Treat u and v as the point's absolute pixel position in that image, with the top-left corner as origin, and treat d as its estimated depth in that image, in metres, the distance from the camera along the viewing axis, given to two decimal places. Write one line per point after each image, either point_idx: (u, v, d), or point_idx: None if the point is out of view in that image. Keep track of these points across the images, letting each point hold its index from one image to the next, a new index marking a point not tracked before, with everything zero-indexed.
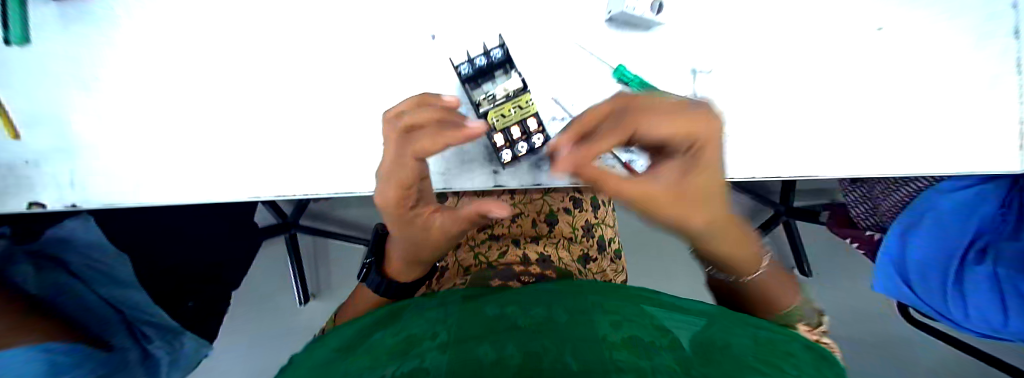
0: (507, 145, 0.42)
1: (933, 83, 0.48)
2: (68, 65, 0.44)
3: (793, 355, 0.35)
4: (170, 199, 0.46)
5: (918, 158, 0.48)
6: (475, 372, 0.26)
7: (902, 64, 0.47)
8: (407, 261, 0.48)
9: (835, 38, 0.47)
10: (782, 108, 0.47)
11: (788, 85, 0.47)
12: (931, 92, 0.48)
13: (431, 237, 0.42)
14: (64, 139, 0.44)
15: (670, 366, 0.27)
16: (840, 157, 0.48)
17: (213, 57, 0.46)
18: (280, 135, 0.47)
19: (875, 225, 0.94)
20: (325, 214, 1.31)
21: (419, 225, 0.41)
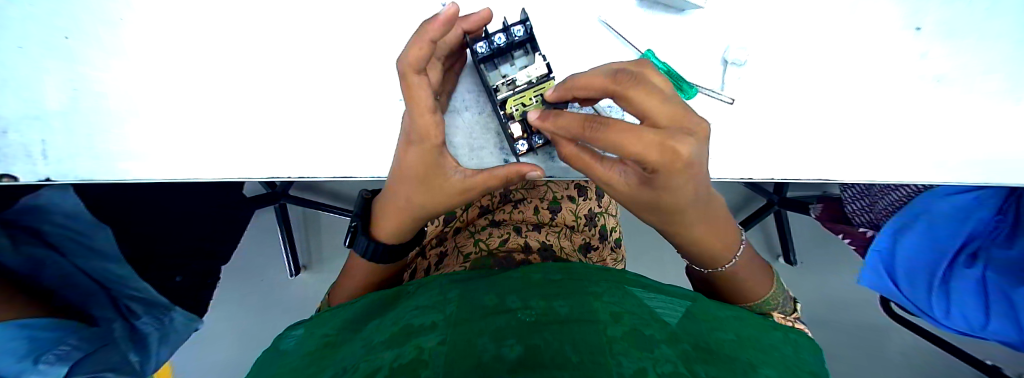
0: (524, 136, 0.40)
1: (973, 85, 0.46)
2: (35, 21, 0.39)
3: (782, 348, 0.34)
4: (157, 175, 0.43)
5: (959, 161, 0.45)
6: (474, 365, 0.24)
7: (937, 64, 0.45)
8: (409, 218, 0.43)
9: (867, 34, 0.45)
10: (806, 105, 0.45)
11: (815, 80, 0.45)
12: (974, 94, 0.46)
13: (450, 185, 0.38)
14: (35, 105, 0.40)
15: (675, 358, 0.25)
16: (869, 159, 0.46)
17: (207, 22, 0.42)
18: (279, 111, 0.43)
19: (869, 222, 0.95)
20: (316, 186, 1.28)
21: (440, 167, 0.37)
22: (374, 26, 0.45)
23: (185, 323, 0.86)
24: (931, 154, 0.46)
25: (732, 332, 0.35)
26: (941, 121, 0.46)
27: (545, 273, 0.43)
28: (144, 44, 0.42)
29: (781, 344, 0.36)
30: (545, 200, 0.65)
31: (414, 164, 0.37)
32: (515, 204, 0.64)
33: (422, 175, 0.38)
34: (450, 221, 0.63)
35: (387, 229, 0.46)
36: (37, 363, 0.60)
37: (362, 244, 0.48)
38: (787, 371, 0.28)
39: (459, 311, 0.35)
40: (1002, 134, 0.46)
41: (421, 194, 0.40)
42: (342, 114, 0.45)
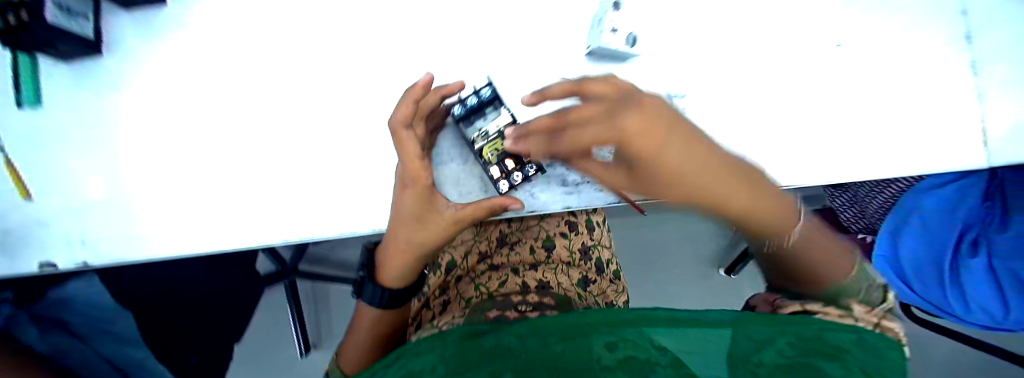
0: (503, 176, 0.45)
1: (876, 97, 0.55)
2: (79, 130, 0.48)
3: (838, 355, 0.29)
4: (179, 250, 0.48)
5: (869, 164, 0.54)
6: None
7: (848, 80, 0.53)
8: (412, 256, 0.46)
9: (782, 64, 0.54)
10: (746, 124, 0.52)
11: (748, 103, 0.53)
12: (876, 104, 0.55)
13: (444, 220, 0.43)
14: (76, 199, 0.47)
15: None
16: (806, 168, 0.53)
17: (224, 110, 0.49)
18: (286, 180, 0.49)
19: (866, 228, 0.94)
20: (323, 257, 1.31)
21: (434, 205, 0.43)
22: (363, 93, 0.50)
23: None
24: None
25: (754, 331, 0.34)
26: None
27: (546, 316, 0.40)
28: (168, 137, 0.48)
29: (842, 350, 0.29)
30: (539, 238, 0.67)
31: (410, 207, 0.42)
32: (511, 247, 0.66)
33: (417, 215, 0.42)
34: (449, 269, 0.65)
35: (393, 273, 0.49)
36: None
37: (372, 293, 0.51)
38: None
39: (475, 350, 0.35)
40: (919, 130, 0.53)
41: (417, 230, 0.43)
42: (342, 174, 0.50)
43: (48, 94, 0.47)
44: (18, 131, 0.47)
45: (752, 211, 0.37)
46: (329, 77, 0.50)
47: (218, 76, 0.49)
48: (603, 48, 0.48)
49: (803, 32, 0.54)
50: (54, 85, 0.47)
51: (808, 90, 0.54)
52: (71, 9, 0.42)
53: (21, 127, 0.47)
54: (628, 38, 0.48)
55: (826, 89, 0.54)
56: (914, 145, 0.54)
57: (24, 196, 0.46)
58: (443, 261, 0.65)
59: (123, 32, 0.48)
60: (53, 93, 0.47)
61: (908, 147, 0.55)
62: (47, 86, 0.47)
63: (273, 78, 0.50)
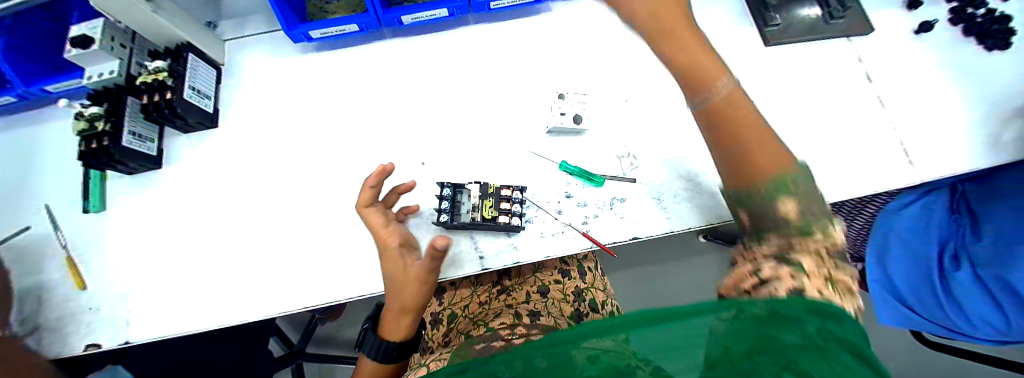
0: (509, 216, 0.54)
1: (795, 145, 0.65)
2: (132, 225, 0.59)
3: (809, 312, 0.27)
4: (195, 326, 0.53)
5: None
6: None
7: None
8: (399, 314, 0.52)
9: None
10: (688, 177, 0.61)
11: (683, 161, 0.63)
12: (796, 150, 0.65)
13: (411, 277, 0.50)
14: (121, 285, 0.55)
15: None
16: None
17: (244, 204, 0.59)
18: (292, 256, 0.56)
19: (855, 255, 0.98)
20: (330, 337, 1.33)
21: (400, 264, 0.50)
22: (362, 174, 0.60)
23: None
24: None
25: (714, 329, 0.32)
26: None
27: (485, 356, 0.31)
28: (196, 229, 0.58)
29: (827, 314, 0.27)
30: (534, 286, 0.71)
31: (388, 270, 0.51)
32: (508, 292, 0.70)
33: (392, 276, 0.51)
34: (450, 320, 0.67)
35: (392, 332, 0.53)
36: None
37: (371, 346, 0.53)
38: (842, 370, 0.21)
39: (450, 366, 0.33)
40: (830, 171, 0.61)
41: (391, 284, 0.51)
42: (343, 244, 0.56)
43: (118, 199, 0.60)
44: (93, 231, 0.59)
45: (747, 146, 0.44)
46: (335, 165, 0.60)
47: (243, 175, 0.60)
48: (557, 126, 0.59)
49: None
50: (122, 192, 0.60)
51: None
52: (141, 134, 0.56)
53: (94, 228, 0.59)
54: (575, 117, 0.58)
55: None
56: (836, 178, 0.64)
57: (80, 286, 0.55)
58: (444, 317, 0.68)
59: (178, 147, 0.62)
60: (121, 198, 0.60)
61: (833, 178, 0.64)
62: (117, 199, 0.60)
63: (288, 172, 0.60)
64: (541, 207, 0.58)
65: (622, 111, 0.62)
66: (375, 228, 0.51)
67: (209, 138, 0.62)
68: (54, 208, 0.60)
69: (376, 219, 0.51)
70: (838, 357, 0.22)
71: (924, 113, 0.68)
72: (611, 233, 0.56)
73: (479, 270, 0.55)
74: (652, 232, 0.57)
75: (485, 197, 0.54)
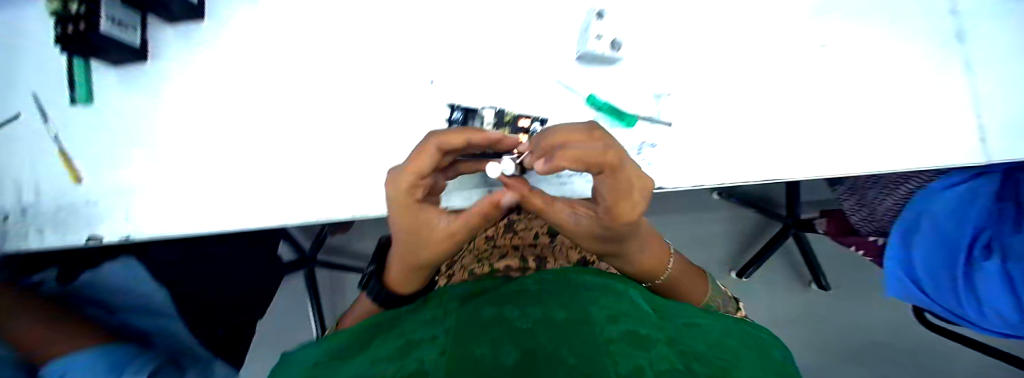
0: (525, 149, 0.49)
1: (850, 102, 0.58)
2: (122, 121, 0.51)
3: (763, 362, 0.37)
4: (202, 228, 0.51)
5: (845, 156, 0.58)
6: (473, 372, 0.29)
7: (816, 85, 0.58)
8: (408, 268, 0.49)
9: (759, 67, 0.57)
10: (727, 129, 0.56)
11: (724, 108, 0.56)
12: (850, 109, 0.58)
13: (435, 235, 0.42)
14: (120, 182, 0.51)
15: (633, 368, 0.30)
16: (777, 160, 0.57)
17: (244, 102, 0.52)
18: (298, 167, 0.52)
19: (877, 230, 0.93)
20: (339, 248, 1.38)
21: (422, 220, 0.41)
22: (372, 84, 0.53)
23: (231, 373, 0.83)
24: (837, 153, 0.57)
25: (680, 342, 0.37)
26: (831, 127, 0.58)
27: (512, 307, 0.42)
28: (187, 128, 0.52)
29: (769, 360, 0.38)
30: (544, 226, 0.70)
31: (402, 222, 0.41)
32: (516, 232, 0.69)
33: (410, 229, 0.42)
34: (455, 252, 0.67)
35: (397, 280, 0.52)
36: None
37: (374, 289, 0.55)
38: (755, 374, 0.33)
39: (448, 330, 0.39)
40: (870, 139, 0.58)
41: (407, 241, 0.44)
42: (351, 160, 0.53)
43: (102, 89, 0.51)
44: (72, 119, 0.51)
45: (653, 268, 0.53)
46: (339, 67, 0.53)
47: (237, 69, 0.52)
48: (591, 51, 0.51)
49: (779, 37, 0.58)
50: (107, 82, 0.51)
51: (780, 98, 0.58)
52: (122, 21, 0.46)
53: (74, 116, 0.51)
54: (613, 43, 0.52)
55: (795, 96, 0.58)
56: (888, 143, 0.58)
57: (75, 180, 0.50)
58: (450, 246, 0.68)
59: (168, 40, 0.51)
60: (107, 89, 0.51)
61: (884, 144, 0.58)
62: (99, 88, 0.51)
63: (289, 69, 0.52)
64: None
65: (664, 43, 0.55)
66: (417, 173, 0.37)
67: (207, 36, 0.52)
68: (10, 83, 0.51)
69: (428, 166, 0.37)
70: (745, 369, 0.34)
71: (997, 85, 0.60)
72: None
73: None
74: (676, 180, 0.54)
75: (501, 126, 0.49)
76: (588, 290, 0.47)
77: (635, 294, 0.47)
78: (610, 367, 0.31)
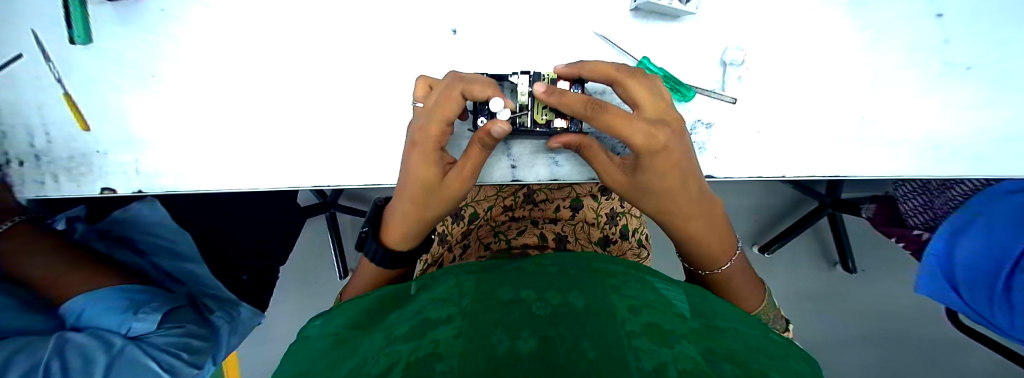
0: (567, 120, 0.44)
1: (951, 77, 0.49)
2: (125, 64, 0.47)
3: (800, 362, 0.34)
4: (216, 181, 0.49)
5: (934, 141, 0.50)
6: (491, 361, 0.26)
7: (913, 54, 0.49)
8: (415, 224, 0.46)
9: (850, 27, 0.48)
10: (796, 106, 0.49)
11: (797, 81, 0.48)
12: (950, 86, 0.49)
13: (447, 181, 0.42)
14: (129, 131, 0.48)
15: (663, 365, 0.27)
16: (852, 140, 0.49)
17: (255, 48, 0.47)
18: (315, 122, 0.48)
19: (928, 223, 0.85)
20: (358, 195, 1.37)
21: (436, 166, 0.42)
22: (395, 33, 0.47)
23: (251, 317, 0.80)
24: (925, 137, 0.50)
25: (708, 338, 0.34)
26: (923, 107, 0.49)
27: (530, 291, 0.40)
28: (194, 72, 0.47)
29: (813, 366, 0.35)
30: (567, 198, 0.65)
31: (417, 166, 0.41)
32: (538, 204, 0.65)
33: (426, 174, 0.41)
34: (472, 220, 0.64)
35: (392, 238, 0.49)
36: (135, 313, 0.59)
37: (372, 249, 0.50)
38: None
39: (462, 311, 0.37)
40: (966, 125, 0.50)
41: (419, 188, 0.42)
42: (372, 117, 0.49)
43: (97, 29, 0.45)
44: (66, 59, 0.46)
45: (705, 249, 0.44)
46: (358, 10, 0.46)
47: (247, 8, 0.46)
48: (652, 3, 0.43)
49: None
50: (104, 21, 0.45)
51: (870, 70, 0.49)
52: None
53: (68, 56, 0.46)
54: None
55: (890, 69, 0.49)
56: (990, 129, 0.50)
57: (83, 127, 0.47)
58: (466, 213, 0.64)
59: None
60: (103, 29, 0.45)
61: (987, 129, 0.50)
62: (99, 26, 0.45)
63: (305, 11, 0.46)
64: (600, 134, 0.48)
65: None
66: (439, 114, 0.39)
67: None
68: None
69: (450, 106, 0.38)
70: (791, 372, 0.30)
71: None
72: None
73: (510, 181, 0.48)
74: (731, 160, 0.49)
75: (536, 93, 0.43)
76: (610, 278, 0.43)
77: (661, 284, 0.44)
78: (634, 362, 0.28)
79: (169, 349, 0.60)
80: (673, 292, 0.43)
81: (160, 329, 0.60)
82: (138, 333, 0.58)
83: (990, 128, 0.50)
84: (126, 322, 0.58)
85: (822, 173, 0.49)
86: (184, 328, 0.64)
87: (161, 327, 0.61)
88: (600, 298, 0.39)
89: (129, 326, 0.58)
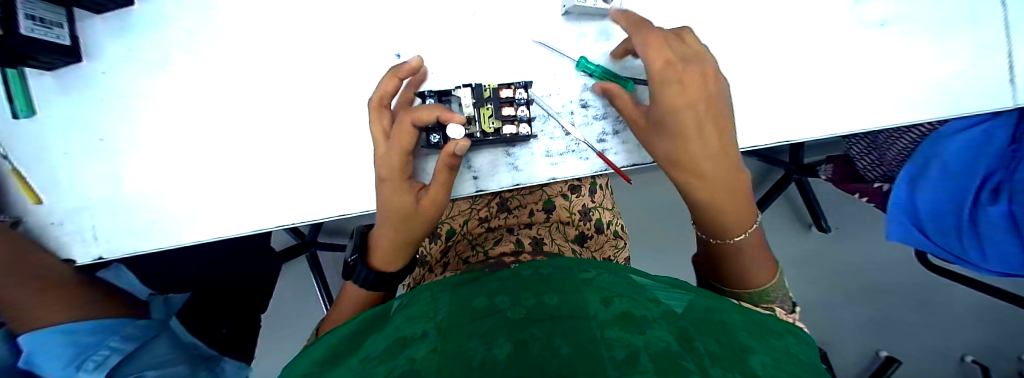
0: (518, 125, 0.46)
1: (863, 39, 0.54)
2: (71, 133, 0.46)
3: (766, 330, 0.36)
4: (178, 236, 0.48)
5: (858, 99, 0.54)
6: (466, 371, 0.27)
7: (825, 23, 0.53)
8: (398, 249, 0.48)
9: (766, 5, 0.52)
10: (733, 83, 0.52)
11: (729, 59, 0.52)
12: (863, 47, 0.54)
13: (421, 208, 0.45)
14: (84, 199, 0.47)
15: (632, 351, 0.29)
16: (786, 108, 0.53)
17: (203, 97, 0.47)
18: (272, 162, 0.48)
19: (884, 176, 0.90)
20: (339, 228, 1.35)
21: (409, 193, 0.44)
22: (342, 65, 0.48)
23: (238, 369, 0.78)
24: (851, 95, 0.54)
25: (677, 314, 0.36)
26: (845, 68, 0.53)
27: (505, 297, 0.41)
28: (144, 130, 0.47)
29: (777, 329, 0.37)
30: (540, 201, 0.66)
31: (387, 199, 0.45)
32: (512, 211, 0.66)
33: (397, 206, 0.44)
34: (449, 237, 0.65)
35: (379, 260, 0.50)
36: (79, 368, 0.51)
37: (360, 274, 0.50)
38: (770, 350, 0.31)
39: (438, 325, 0.37)
40: (885, 80, 0.54)
41: (395, 218, 0.45)
42: (327, 150, 0.49)
43: (40, 101, 0.45)
44: (9, 135, 0.45)
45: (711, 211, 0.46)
46: (305, 48, 0.48)
47: (193, 60, 0.47)
48: (581, 6, 0.46)
49: None
50: (45, 91, 0.45)
51: (795, 41, 0.52)
52: (44, 19, 0.39)
53: (11, 132, 0.45)
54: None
55: (812, 37, 0.53)
56: (903, 80, 0.54)
57: (35, 201, 0.46)
58: (443, 231, 0.65)
59: (104, 40, 0.45)
60: (45, 99, 0.45)
61: (900, 80, 0.54)
62: (41, 97, 0.45)
63: (248, 55, 0.47)
64: (552, 135, 0.50)
65: None
66: (399, 147, 0.42)
67: (152, 39, 0.46)
68: None
69: (405, 141, 0.41)
70: (759, 343, 0.32)
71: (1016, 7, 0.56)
72: (630, 153, 0.52)
73: (475, 192, 0.49)
74: None
75: (482, 105, 0.45)
76: (582, 273, 0.45)
77: (632, 271, 0.45)
78: (606, 352, 0.29)
79: None
80: (643, 277, 0.44)
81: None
82: None
83: (905, 81, 0.54)
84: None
85: (763, 144, 0.52)
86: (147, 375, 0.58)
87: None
88: (574, 293, 0.40)
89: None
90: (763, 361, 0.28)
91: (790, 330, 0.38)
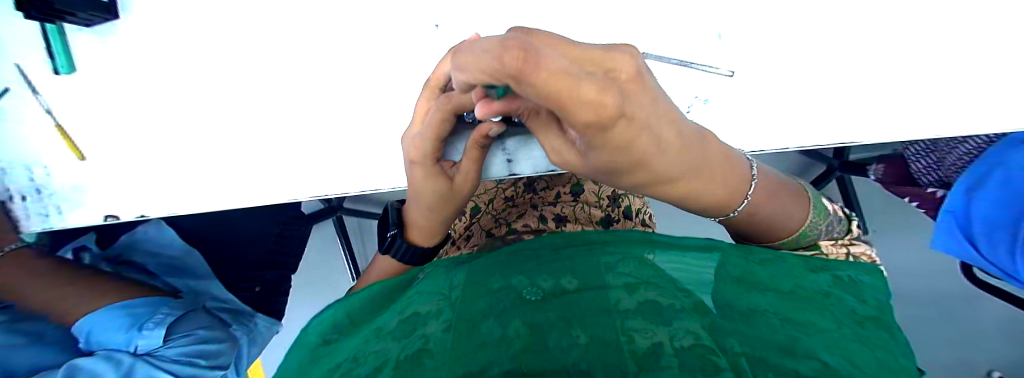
0: None
1: (948, 32, 0.47)
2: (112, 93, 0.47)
3: (817, 322, 0.33)
4: (214, 200, 0.50)
5: (938, 99, 0.48)
6: (483, 355, 0.29)
7: (902, 12, 0.47)
8: (431, 225, 0.49)
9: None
10: (787, 72, 0.47)
11: (793, 47, 0.47)
12: (947, 41, 0.47)
13: (455, 187, 0.43)
14: (125, 160, 0.49)
15: (651, 347, 0.29)
16: (850, 106, 0.48)
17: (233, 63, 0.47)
18: (301, 134, 0.49)
19: (940, 180, 0.85)
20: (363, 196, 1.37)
21: (442, 176, 0.43)
22: (372, 38, 0.47)
23: (268, 325, 0.80)
24: (929, 91, 0.48)
25: (707, 311, 0.35)
26: (925, 60, 0.47)
27: (524, 276, 0.41)
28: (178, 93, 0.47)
29: (829, 320, 0.33)
30: (567, 184, 0.64)
31: (420, 180, 0.43)
32: (538, 192, 0.64)
33: (431, 188, 0.43)
34: (474, 213, 0.65)
35: (414, 234, 0.51)
36: (140, 330, 0.59)
37: (393, 245, 0.52)
38: (824, 348, 0.29)
39: (456, 303, 0.39)
40: (973, 74, 0.48)
41: (431, 198, 0.45)
42: (354, 124, 0.49)
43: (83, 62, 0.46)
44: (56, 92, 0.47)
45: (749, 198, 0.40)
46: (342, 14, 0.46)
47: (224, 25, 0.47)
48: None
49: None
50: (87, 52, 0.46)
51: (867, 29, 0.47)
52: None
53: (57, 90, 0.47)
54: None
55: (891, 24, 0.47)
56: (995, 76, 0.47)
57: (79, 156, 0.48)
58: (468, 208, 0.66)
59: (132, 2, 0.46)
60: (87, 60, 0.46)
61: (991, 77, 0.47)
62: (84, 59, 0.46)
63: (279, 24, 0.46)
64: None
65: None
66: (433, 135, 0.39)
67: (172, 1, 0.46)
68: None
69: (441, 126, 0.37)
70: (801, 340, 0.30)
71: None
72: None
73: (507, 176, 0.48)
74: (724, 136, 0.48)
75: None
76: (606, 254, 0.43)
77: (663, 242, 0.44)
78: (627, 344, 0.29)
79: (183, 360, 0.60)
80: (671, 263, 0.42)
81: (167, 343, 0.60)
82: (145, 350, 0.58)
83: (999, 76, 0.47)
84: (133, 339, 0.58)
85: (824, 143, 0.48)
86: (195, 334, 0.64)
87: (168, 340, 0.60)
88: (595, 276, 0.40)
89: (137, 341, 0.58)
90: (814, 367, 0.26)
91: (858, 325, 0.34)
